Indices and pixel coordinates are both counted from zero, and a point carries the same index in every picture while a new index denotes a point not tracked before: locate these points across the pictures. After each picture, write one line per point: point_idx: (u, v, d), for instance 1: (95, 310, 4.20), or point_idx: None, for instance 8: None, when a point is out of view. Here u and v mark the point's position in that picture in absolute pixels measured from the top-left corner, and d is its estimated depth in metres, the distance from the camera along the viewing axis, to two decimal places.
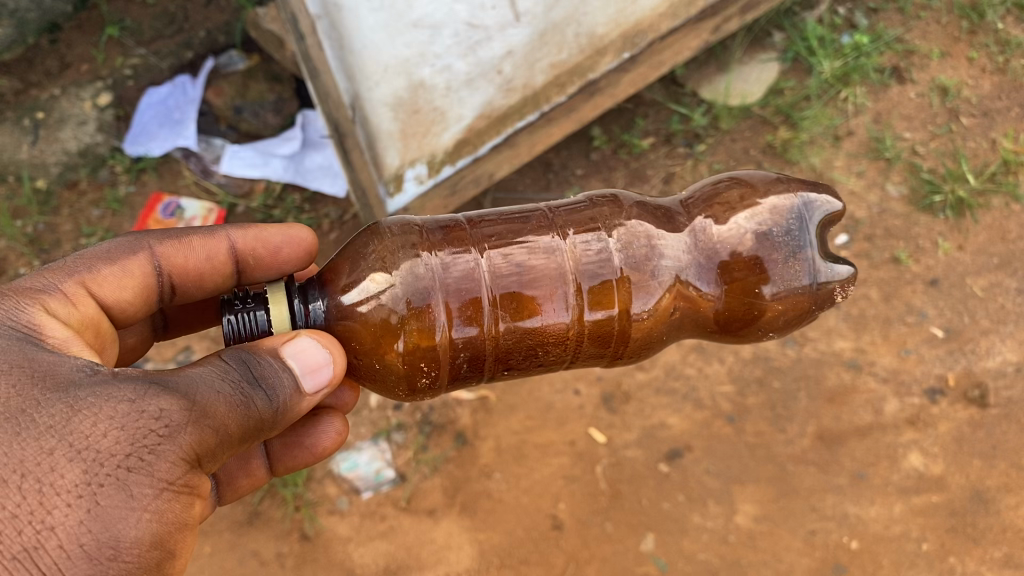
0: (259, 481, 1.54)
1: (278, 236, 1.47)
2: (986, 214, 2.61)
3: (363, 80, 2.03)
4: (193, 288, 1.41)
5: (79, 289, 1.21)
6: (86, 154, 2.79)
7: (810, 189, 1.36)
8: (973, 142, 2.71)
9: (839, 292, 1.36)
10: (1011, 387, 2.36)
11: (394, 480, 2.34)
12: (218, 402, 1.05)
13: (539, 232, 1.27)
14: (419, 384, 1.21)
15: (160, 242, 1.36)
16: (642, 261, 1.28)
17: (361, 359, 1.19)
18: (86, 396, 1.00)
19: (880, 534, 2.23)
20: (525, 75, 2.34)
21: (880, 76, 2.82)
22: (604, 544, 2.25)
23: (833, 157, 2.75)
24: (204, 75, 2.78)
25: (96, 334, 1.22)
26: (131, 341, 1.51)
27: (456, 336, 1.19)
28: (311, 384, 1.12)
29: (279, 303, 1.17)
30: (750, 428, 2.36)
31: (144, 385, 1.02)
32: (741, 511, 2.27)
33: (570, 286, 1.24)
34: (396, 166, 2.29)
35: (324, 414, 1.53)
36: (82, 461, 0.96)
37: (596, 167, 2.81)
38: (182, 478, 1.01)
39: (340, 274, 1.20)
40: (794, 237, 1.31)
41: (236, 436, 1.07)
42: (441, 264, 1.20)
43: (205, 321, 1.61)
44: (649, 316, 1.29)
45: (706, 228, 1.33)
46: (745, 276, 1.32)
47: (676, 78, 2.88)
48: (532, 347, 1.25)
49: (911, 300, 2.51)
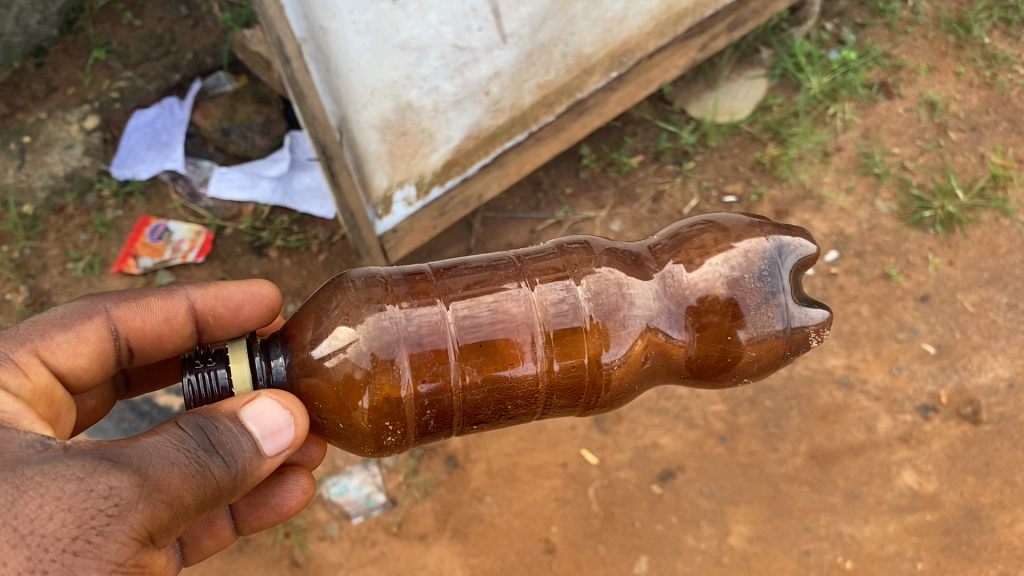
0: (225, 541, 1.52)
1: (239, 293, 1.47)
2: (975, 229, 2.61)
3: (350, 102, 2.00)
4: (152, 350, 1.40)
5: (30, 358, 1.21)
6: (73, 178, 2.76)
7: (783, 232, 1.37)
8: (962, 157, 2.71)
9: (814, 336, 1.36)
10: (1003, 403, 2.36)
11: (385, 504, 2.32)
12: (172, 475, 1.01)
13: (506, 282, 1.27)
14: (386, 440, 1.21)
15: (117, 305, 1.35)
16: (613, 310, 1.26)
17: (325, 418, 1.18)
18: (31, 476, 0.96)
19: (875, 554, 2.22)
20: (513, 95, 2.34)
21: (868, 92, 2.83)
22: (597, 567, 2.23)
23: (821, 173, 2.74)
24: (191, 97, 2.77)
25: (49, 403, 1.22)
26: (92, 403, 1.50)
27: (422, 390, 1.18)
28: (271, 445, 1.10)
29: (240, 361, 1.16)
30: (743, 447, 2.35)
31: (93, 460, 0.98)
32: (734, 532, 2.26)
33: (538, 337, 1.23)
34: (385, 187, 2.29)
35: (290, 473, 1.55)
36: (26, 546, 0.92)
37: (585, 186, 2.80)
38: (132, 559, 0.97)
39: (304, 329, 1.19)
40: (767, 281, 1.31)
41: (191, 509, 1.03)
42: (405, 316, 1.19)
43: (166, 377, 1.62)
44: (620, 366, 1.28)
45: (677, 274, 1.33)
46: (718, 320, 1.31)
47: (665, 96, 2.89)
48: (501, 401, 1.24)
49: (902, 316, 2.50)
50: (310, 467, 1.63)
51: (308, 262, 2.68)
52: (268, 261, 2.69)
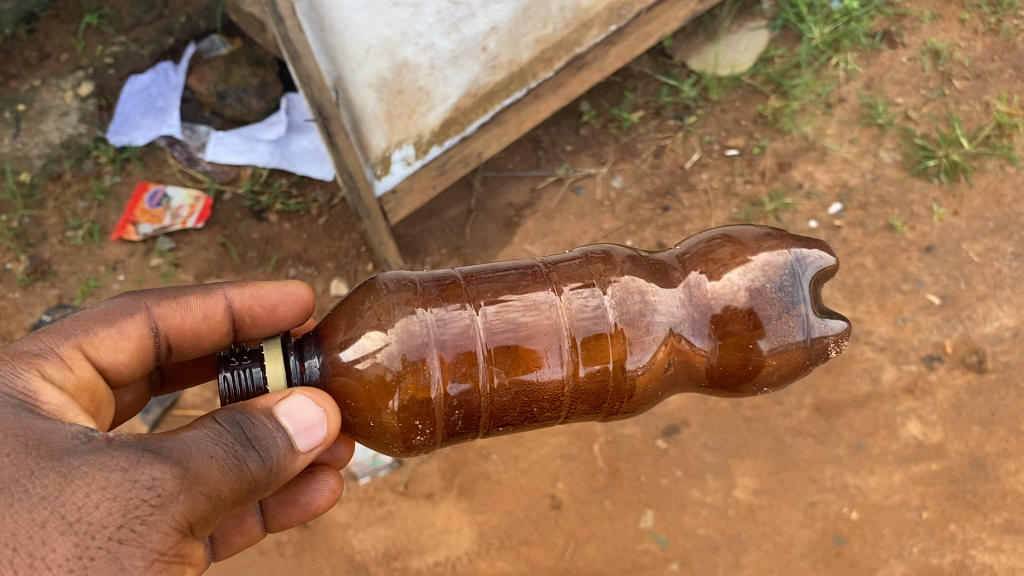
0: (253, 538, 1.52)
1: (275, 294, 1.48)
2: (980, 178, 2.58)
3: (345, 61, 1.98)
4: (189, 347, 1.40)
5: (75, 353, 1.21)
6: (69, 146, 2.74)
7: (803, 245, 1.39)
8: (967, 106, 2.67)
9: (833, 346, 1.38)
10: (1009, 351, 2.34)
11: (392, 464, 2.32)
12: (210, 468, 1.02)
13: (534, 287, 1.29)
14: (415, 440, 1.23)
15: (157, 303, 1.35)
16: (636, 317, 1.29)
17: (356, 417, 1.20)
18: (78, 465, 0.98)
19: (880, 504, 2.22)
20: (510, 51, 2.31)
21: (870, 41, 2.78)
22: (603, 522, 2.25)
23: (824, 125, 2.70)
24: (185, 62, 2.72)
25: (92, 398, 1.21)
26: (129, 399, 1.50)
27: (451, 392, 1.20)
28: (305, 442, 1.11)
29: (275, 360, 1.18)
30: (748, 402, 2.33)
31: (137, 451, 1.00)
32: (740, 485, 2.26)
33: (564, 341, 1.25)
34: (383, 148, 2.26)
35: (318, 472, 1.54)
36: (74, 534, 0.94)
37: (586, 143, 2.77)
38: (173, 548, 0.99)
39: (336, 330, 1.21)
40: (788, 292, 1.33)
41: (231, 502, 1.05)
42: (436, 320, 1.22)
43: (202, 375, 1.62)
44: (644, 372, 1.30)
45: (700, 283, 1.36)
46: (740, 329, 1.34)
47: (665, 49, 2.86)
48: (527, 403, 1.26)
49: (906, 268, 2.49)
50: (339, 465, 1.61)
51: (308, 226, 2.67)
52: (268, 225, 2.68)
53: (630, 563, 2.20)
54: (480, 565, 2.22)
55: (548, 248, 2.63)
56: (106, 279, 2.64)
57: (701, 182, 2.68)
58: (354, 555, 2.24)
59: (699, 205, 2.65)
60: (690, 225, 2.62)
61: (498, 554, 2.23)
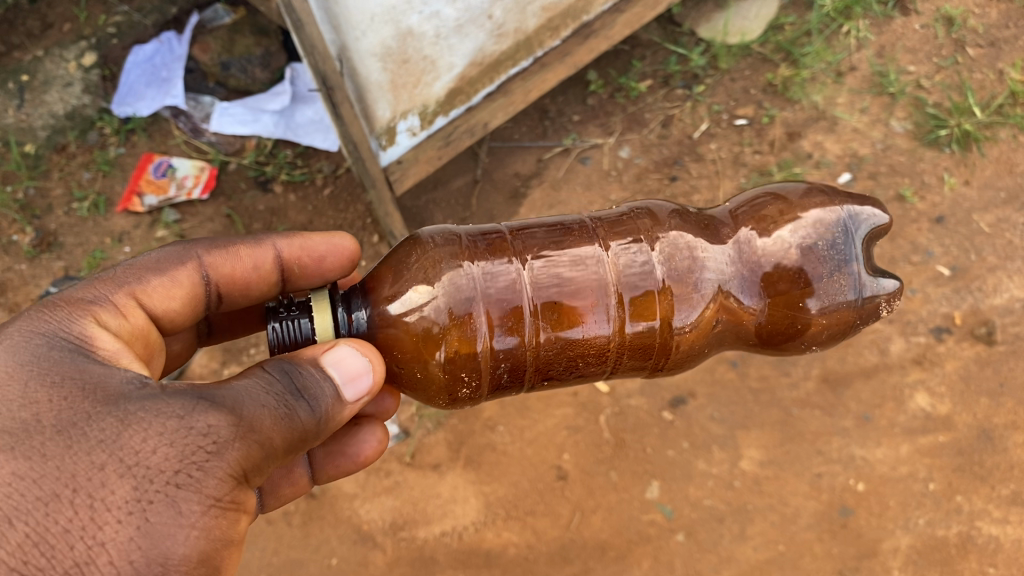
0: (301, 489, 1.52)
1: (323, 244, 1.47)
2: (992, 147, 2.54)
3: (349, 29, 1.95)
4: (239, 297, 1.40)
5: (129, 300, 1.20)
6: (74, 116, 2.72)
7: (852, 202, 1.39)
8: (980, 74, 2.63)
9: (883, 306, 1.39)
10: (1019, 323, 2.32)
11: (399, 435, 2.33)
12: (262, 417, 1.03)
13: (581, 244, 1.30)
14: (461, 393, 1.24)
15: (208, 252, 1.35)
16: (684, 274, 1.30)
17: (403, 368, 1.21)
18: (135, 410, 0.98)
19: (887, 475, 2.22)
20: (516, 19, 2.28)
21: (883, 9, 2.74)
22: (609, 493, 2.24)
23: (835, 94, 2.67)
24: (189, 31, 2.73)
25: (146, 345, 1.21)
26: (178, 348, 1.51)
27: (498, 346, 1.22)
28: (350, 393, 1.13)
29: (323, 311, 1.19)
30: (754, 372, 2.33)
31: (193, 398, 1.00)
32: (746, 456, 2.25)
33: (611, 298, 1.27)
34: (388, 118, 2.25)
35: (364, 422, 1.55)
36: (132, 477, 0.94)
37: (593, 112, 2.75)
38: (229, 494, 0.99)
39: (383, 283, 1.22)
40: (840, 250, 1.34)
41: (281, 453, 1.05)
42: (483, 274, 1.23)
43: (248, 326, 1.60)
44: (691, 330, 1.31)
45: (750, 240, 1.36)
46: (788, 288, 1.35)
47: (674, 17, 2.82)
48: (572, 358, 1.28)
49: (916, 239, 2.46)
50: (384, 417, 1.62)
51: (314, 197, 2.65)
52: (273, 196, 2.65)
53: (636, 533, 2.19)
54: (485, 536, 2.21)
55: (553, 219, 2.59)
56: (112, 251, 2.58)
57: (709, 152, 2.65)
58: (361, 525, 2.24)
59: (707, 175, 2.61)
60: (698, 195, 2.59)
61: (504, 524, 2.22)
